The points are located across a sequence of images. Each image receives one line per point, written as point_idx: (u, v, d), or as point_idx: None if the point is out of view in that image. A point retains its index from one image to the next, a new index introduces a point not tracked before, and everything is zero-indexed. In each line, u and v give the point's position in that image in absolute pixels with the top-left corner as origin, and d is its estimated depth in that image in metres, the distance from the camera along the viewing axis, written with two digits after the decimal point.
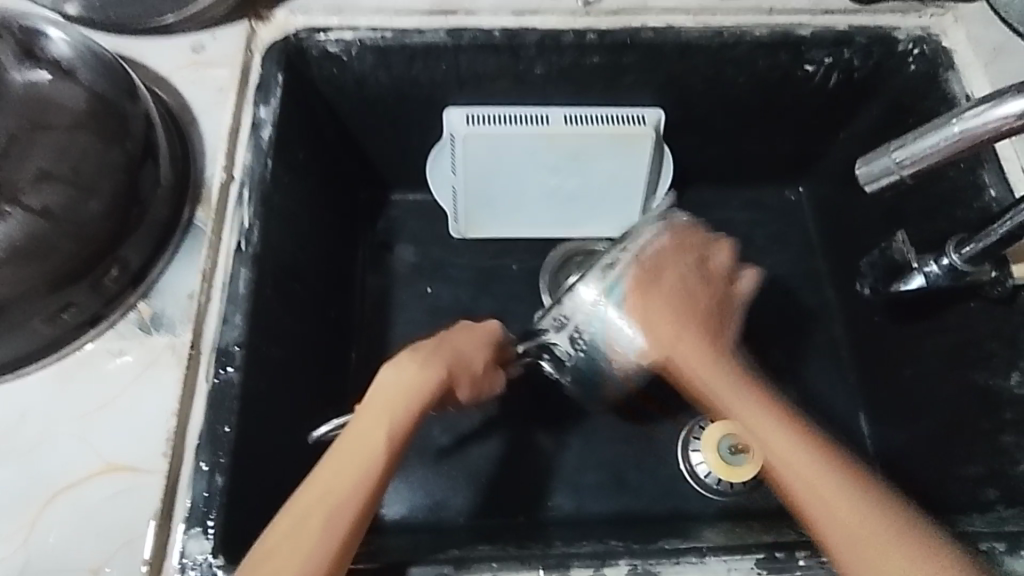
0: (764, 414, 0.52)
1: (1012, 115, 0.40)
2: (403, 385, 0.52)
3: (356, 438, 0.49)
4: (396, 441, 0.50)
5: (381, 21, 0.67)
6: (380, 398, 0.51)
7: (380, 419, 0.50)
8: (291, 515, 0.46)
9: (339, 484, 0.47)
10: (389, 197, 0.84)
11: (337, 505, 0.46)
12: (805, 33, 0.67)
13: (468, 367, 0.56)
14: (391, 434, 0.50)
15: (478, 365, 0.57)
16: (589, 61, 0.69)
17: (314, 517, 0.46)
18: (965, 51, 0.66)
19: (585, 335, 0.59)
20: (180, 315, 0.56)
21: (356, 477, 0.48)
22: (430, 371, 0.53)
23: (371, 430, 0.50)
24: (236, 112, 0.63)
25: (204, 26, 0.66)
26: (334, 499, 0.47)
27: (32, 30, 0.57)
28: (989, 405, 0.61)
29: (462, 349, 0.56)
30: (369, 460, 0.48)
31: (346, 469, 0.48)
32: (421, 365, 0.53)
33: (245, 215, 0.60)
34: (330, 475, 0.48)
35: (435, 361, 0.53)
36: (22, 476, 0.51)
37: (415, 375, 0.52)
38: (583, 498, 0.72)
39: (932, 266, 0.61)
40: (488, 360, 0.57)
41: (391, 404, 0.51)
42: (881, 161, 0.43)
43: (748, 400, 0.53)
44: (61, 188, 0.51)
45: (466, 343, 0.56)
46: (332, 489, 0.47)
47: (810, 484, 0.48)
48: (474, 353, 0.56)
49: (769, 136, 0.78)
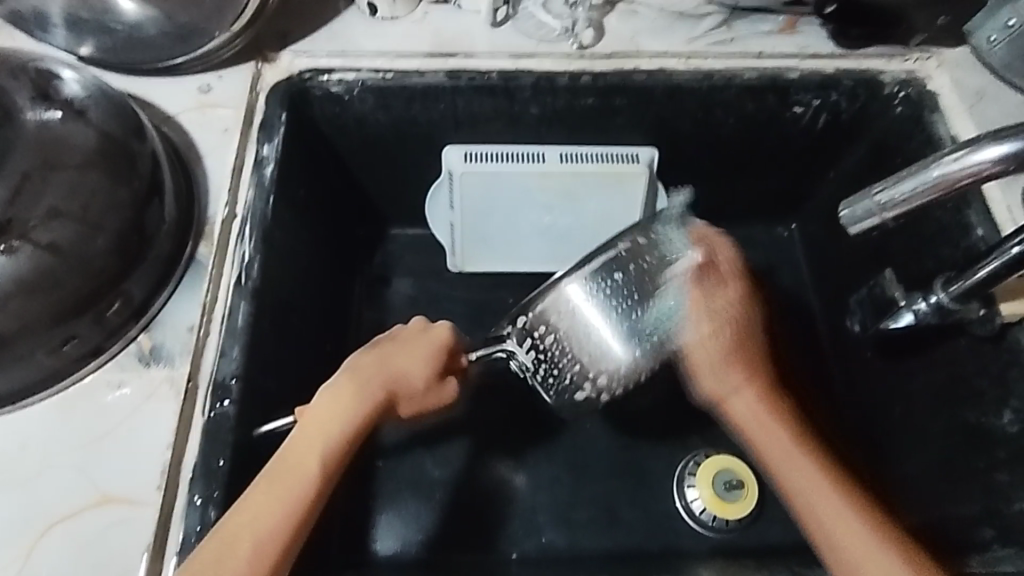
0: (775, 426, 0.54)
1: (984, 162, 0.41)
2: (339, 411, 0.51)
3: (290, 462, 0.49)
4: (331, 465, 0.50)
5: (382, 63, 0.69)
6: (314, 419, 0.51)
7: (310, 445, 0.50)
8: (221, 536, 0.47)
9: (267, 508, 0.47)
10: (387, 231, 0.86)
11: (266, 526, 0.47)
12: (792, 77, 0.69)
13: (404, 386, 0.54)
14: (324, 461, 0.49)
15: (418, 383, 0.54)
16: (583, 102, 0.71)
17: (240, 543, 0.46)
18: (949, 95, 0.68)
19: (585, 358, 0.53)
20: (179, 347, 0.57)
21: (283, 501, 0.48)
22: (365, 400, 0.51)
23: (307, 451, 0.50)
24: (240, 149, 0.65)
25: (212, 66, 0.69)
26: (264, 522, 0.47)
27: (47, 72, 0.59)
28: (981, 443, 0.61)
29: (398, 365, 0.53)
30: (300, 484, 0.48)
31: (275, 492, 0.48)
32: (357, 395, 0.51)
33: (245, 250, 0.61)
34: (261, 499, 0.48)
35: (372, 389, 0.52)
36: (18, 509, 0.52)
37: (348, 405, 0.51)
38: (577, 534, 0.71)
39: (921, 303, 0.62)
40: (432, 370, 0.54)
41: (323, 429, 0.50)
42: (862, 205, 0.44)
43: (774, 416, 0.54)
44: (69, 225, 0.53)
45: (404, 358, 0.54)
46: (260, 517, 0.47)
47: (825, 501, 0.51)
48: (412, 370, 0.54)
49: (760, 174, 0.80)
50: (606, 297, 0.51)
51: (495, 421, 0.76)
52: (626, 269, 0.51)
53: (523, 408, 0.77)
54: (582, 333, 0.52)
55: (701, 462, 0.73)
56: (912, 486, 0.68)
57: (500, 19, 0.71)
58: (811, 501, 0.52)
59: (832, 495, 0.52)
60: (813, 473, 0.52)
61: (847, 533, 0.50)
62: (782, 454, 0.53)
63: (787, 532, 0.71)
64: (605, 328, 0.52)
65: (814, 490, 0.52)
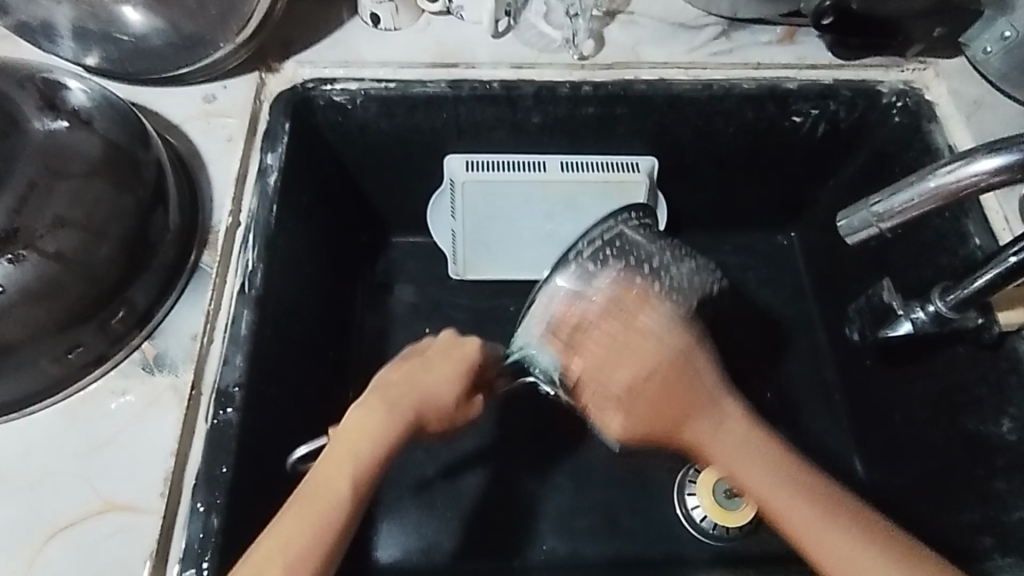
0: (738, 437, 0.54)
1: (980, 173, 0.42)
2: (371, 427, 0.52)
3: (320, 482, 0.49)
4: (361, 487, 0.49)
5: (385, 73, 0.70)
6: (344, 441, 0.51)
7: (341, 463, 0.50)
8: (254, 562, 0.45)
9: (300, 527, 0.46)
10: (390, 238, 0.86)
11: (302, 549, 0.46)
12: (791, 87, 0.70)
13: (433, 404, 0.55)
14: (355, 480, 0.49)
15: (448, 402, 0.56)
16: (584, 112, 0.72)
17: (271, 564, 0.45)
18: (946, 105, 0.68)
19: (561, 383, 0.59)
20: (182, 355, 0.58)
21: (315, 522, 0.47)
22: (395, 416, 0.53)
23: (337, 470, 0.49)
24: (244, 158, 0.66)
25: (217, 76, 0.69)
26: (300, 546, 0.46)
27: (54, 82, 0.59)
28: (981, 451, 0.61)
29: (425, 385, 0.55)
30: (334, 507, 0.48)
31: (306, 514, 0.47)
32: (388, 410, 0.53)
33: (249, 258, 0.62)
34: (294, 523, 0.47)
35: (402, 405, 0.53)
36: (22, 515, 0.52)
37: (379, 421, 0.52)
38: (578, 541, 0.72)
39: (918, 312, 0.63)
40: (459, 392, 0.56)
41: (354, 448, 0.51)
42: (860, 215, 0.45)
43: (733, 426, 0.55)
44: (74, 233, 0.53)
45: (431, 378, 0.55)
46: (292, 539, 0.46)
47: (783, 497, 0.51)
48: (439, 389, 0.55)
49: (761, 183, 0.80)
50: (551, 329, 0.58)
51: (496, 429, 0.76)
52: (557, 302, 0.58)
53: (524, 416, 0.77)
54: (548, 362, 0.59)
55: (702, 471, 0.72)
56: (912, 492, 0.68)
57: (502, 29, 0.72)
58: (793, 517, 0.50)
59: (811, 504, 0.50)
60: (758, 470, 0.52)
61: (818, 527, 0.49)
62: (750, 472, 0.53)
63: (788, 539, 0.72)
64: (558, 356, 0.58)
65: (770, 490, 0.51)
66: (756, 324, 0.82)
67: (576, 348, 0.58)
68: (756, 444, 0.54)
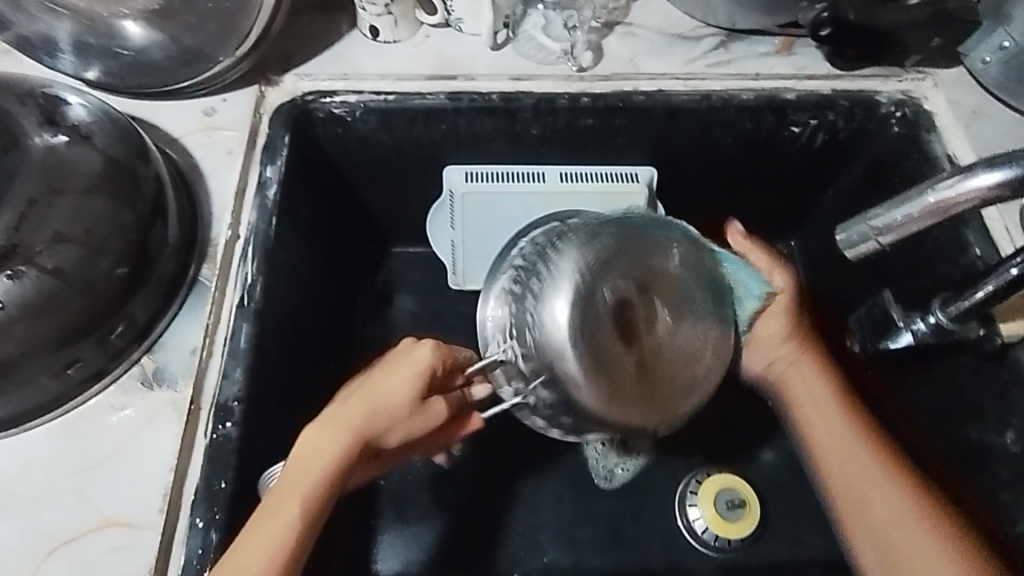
0: (821, 394, 0.64)
1: (979, 188, 0.42)
2: (322, 445, 0.51)
3: (273, 505, 0.49)
4: (313, 506, 0.49)
5: (384, 85, 0.70)
6: (298, 460, 0.51)
7: (294, 485, 0.50)
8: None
9: (252, 551, 0.47)
10: (389, 249, 0.86)
11: (255, 572, 0.46)
12: (789, 98, 0.70)
13: (385, 414, 0.52)
14: (305, 503, 0.49)
15: (402, 408, 0.53)
16: (583, 123, 0.72)
17: None
18: (945, 114, 0.68)
19: (536, 322, 0.56)
20: (182, 369, 0.58)
21: (269, 545, 0.47)
22: (343, 431, 0.51)
23: (291, 492, 0.49)
24: (243, 172, 0.66)
25: (217, 90, 0.70)
26: (256, 568, 0.47)
27: (54, 98, 0.60)
28: (986, 463, 0.61)
29: (376, 391, 0.53)
30: (287, 527, 0.48)
31: (259, 538, 0.48)
32: (334, 427, 0.51)
33: (248, 271, 0.62)
34: (249, 546, 0.48)
35: (347, 419, 0.52)
36: (22, 531, 0.52)
37: (327, 438, 0.51)
38: (579, 553, 0.71)
39: (919, 323, 0.62)
40: (414, 397, 0.53)
41: (305, 468, 0.50)
42: (858, 229, 0.45)
43: (817, 388, 0.64)
44: (74, 249, 0.54)
45: (382, 383, 0.53)
46: (246, 563, 0.47)
47: (862, 463, 0.58)
48: (393, 394, 0.52)
49: (761, 191, 0.80)
50: (516, 281, 0.59)
51: (498, 440, 0.76)
52: (520, 256, 0.60)
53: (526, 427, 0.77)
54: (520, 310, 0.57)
55: (703, 480, 0.73)
56: None
57: (500, 42, 0.72)
58: (837, 451, 0.60)
59: (863, 458, 0.58)
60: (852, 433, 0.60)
61: (876, 491, 0.57)
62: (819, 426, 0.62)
63: (790, 550, 0.71)
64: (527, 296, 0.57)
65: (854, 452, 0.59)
66: None
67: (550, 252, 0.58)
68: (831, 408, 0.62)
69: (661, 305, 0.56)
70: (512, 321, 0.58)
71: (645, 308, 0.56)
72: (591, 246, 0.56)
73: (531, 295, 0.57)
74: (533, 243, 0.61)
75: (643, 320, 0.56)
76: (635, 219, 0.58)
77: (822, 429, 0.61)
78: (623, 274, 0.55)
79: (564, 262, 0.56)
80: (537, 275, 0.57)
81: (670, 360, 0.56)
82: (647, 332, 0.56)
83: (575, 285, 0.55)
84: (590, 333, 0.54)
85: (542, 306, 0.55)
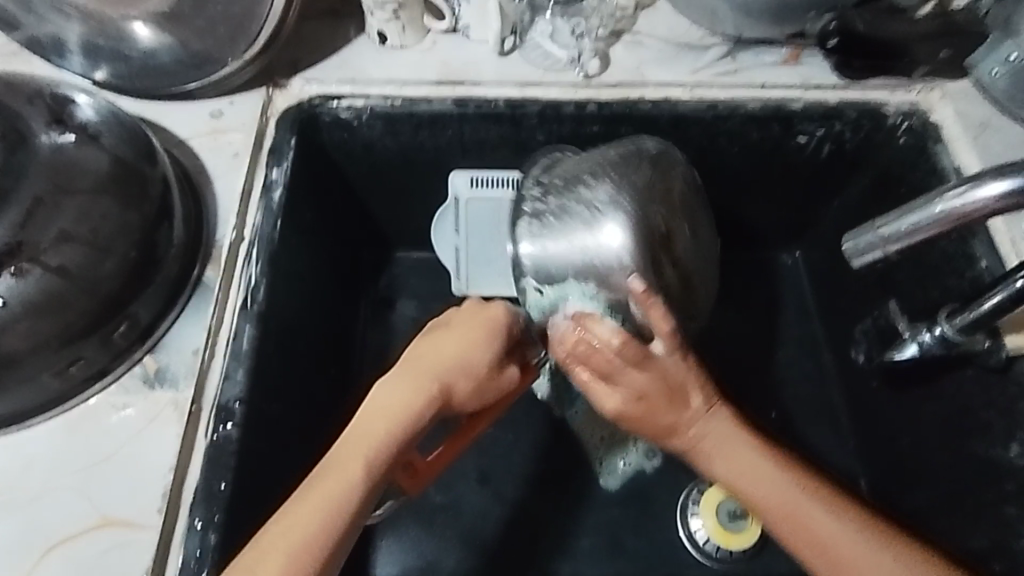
0: (738, 451, 0.55)
1: (988, 197, 0.41)
2: (396, 405, 0.53)
3: (334, 471, 0.50)
4: (374, 474, 0.51)
5: (390, 91, 0.70)
6: (362, 425, 0.53)
7: (359, 450, 0.51)
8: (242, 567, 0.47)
9: (310, 516, 0.48)
10: (393, 254, 0.86)
11: (311, 531, 0.47)
12: (796, 107, 0.70)
13: (460, 373, 0.55)
14: (370, 465, 0.51)
15: (478, 366, 0.56)
16: (589, 131, 0.72)
17: (275, 553, 0.46)
18: (953, 126, 0.68)
19: (600, 253, 0.61)
20: (184, 370, 0.58)
21: (326, 510, 0.48)
22: (421, 392, 0.54)
23: (351, 460, 0.51)
24: (249, 174, 0.66)
25: (225, 93, 0.70)
26: (307, 529, 0.48)
27: (63, 97, 0.60)
28: (990, 477, 0.60)
29: (451, 352, 0.56)
30: (345, 491, 0.49)
31: (314, 504, 0.49)
32: (409, 389, 0.54)
33: (252, 273, 0.61)
34: (303, 511, 0.48)
35: (427, 377, 0.54)
36: (19, 529, 0.52)
37: (403, 398, 0.53)
38: (580, 562, 0.71)
39: (925, 334, 0.63)
40: (494, 356, 0.57)
41: (369, 434, 0.52)
42: (865, 237, 0.45)
43: (742, 442, 0.55)
44: (79, 248, 0.54)
45: (456, 343, 0.56)
46: (299, 526, 0.48)
47: (799, 506, 0.52)
48: (467, 354, 0.56)
49: (767, 201, 0.80)
50: (547, 234, 0.63)
51: (500, 447, 0.76)
52: (535, 208, 0.64)
53: (527, 434, 0.76)
54: (569, 249, 0.62)
55: (703, 491, 0.72)
56: (923, 516, 0.67)
57: (508, 49, 0.72)
58: (764, 496, 0.54)
59: (791, 493, 0.53)
60: (771, 475, 0.54)
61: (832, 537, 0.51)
62: (767, 495, 0.53)
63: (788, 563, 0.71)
64: (572, 239, 0.62)
65: (769, 494, 0.53)
66: (760, 345, 0.82)
67: (574, 201, 0.63)
68: (756, 460, 0.55)
69: (686, 227, 0.64)
70: (564, 265, 0.62)
71: (678, 227, 0.64)
72: (629, 178, 0.63)
73: (576, 229, 0.62)
74: (543, 189, 0.65)
75: (678, 237, 0.63)
76: (654, 148, 0.65)
77: (768, 495, 0.53)
78: (659, 206, 0.63)
79: (612, 191, 0.62)
80: (574, 210, 0.63)
81: (698, 276, 0.65)
82: (679, 246, 0.64)
83: (626, 210, 0.61)
84: (649, 253, 0.61)
85: (603, 238, 0.61)
